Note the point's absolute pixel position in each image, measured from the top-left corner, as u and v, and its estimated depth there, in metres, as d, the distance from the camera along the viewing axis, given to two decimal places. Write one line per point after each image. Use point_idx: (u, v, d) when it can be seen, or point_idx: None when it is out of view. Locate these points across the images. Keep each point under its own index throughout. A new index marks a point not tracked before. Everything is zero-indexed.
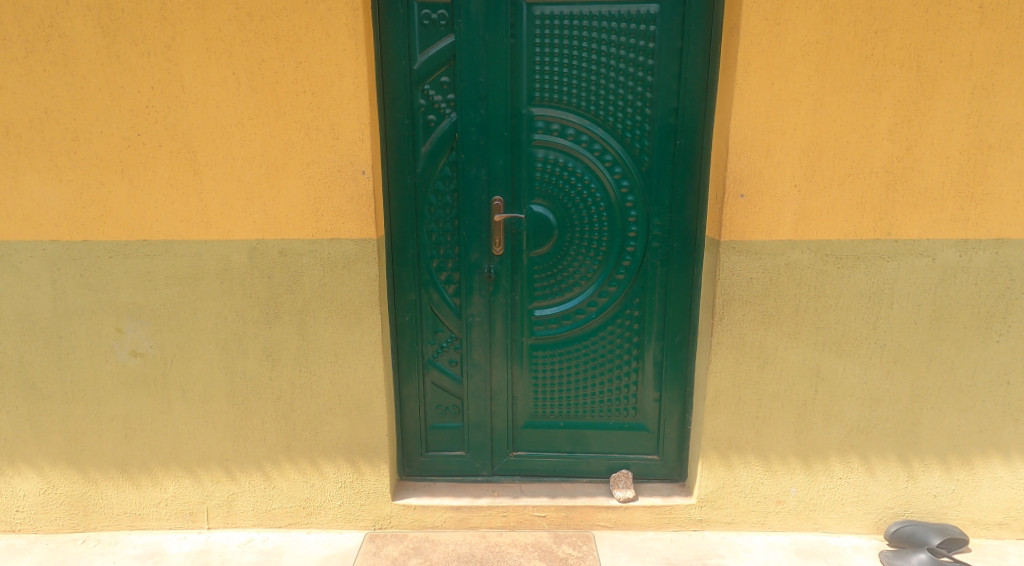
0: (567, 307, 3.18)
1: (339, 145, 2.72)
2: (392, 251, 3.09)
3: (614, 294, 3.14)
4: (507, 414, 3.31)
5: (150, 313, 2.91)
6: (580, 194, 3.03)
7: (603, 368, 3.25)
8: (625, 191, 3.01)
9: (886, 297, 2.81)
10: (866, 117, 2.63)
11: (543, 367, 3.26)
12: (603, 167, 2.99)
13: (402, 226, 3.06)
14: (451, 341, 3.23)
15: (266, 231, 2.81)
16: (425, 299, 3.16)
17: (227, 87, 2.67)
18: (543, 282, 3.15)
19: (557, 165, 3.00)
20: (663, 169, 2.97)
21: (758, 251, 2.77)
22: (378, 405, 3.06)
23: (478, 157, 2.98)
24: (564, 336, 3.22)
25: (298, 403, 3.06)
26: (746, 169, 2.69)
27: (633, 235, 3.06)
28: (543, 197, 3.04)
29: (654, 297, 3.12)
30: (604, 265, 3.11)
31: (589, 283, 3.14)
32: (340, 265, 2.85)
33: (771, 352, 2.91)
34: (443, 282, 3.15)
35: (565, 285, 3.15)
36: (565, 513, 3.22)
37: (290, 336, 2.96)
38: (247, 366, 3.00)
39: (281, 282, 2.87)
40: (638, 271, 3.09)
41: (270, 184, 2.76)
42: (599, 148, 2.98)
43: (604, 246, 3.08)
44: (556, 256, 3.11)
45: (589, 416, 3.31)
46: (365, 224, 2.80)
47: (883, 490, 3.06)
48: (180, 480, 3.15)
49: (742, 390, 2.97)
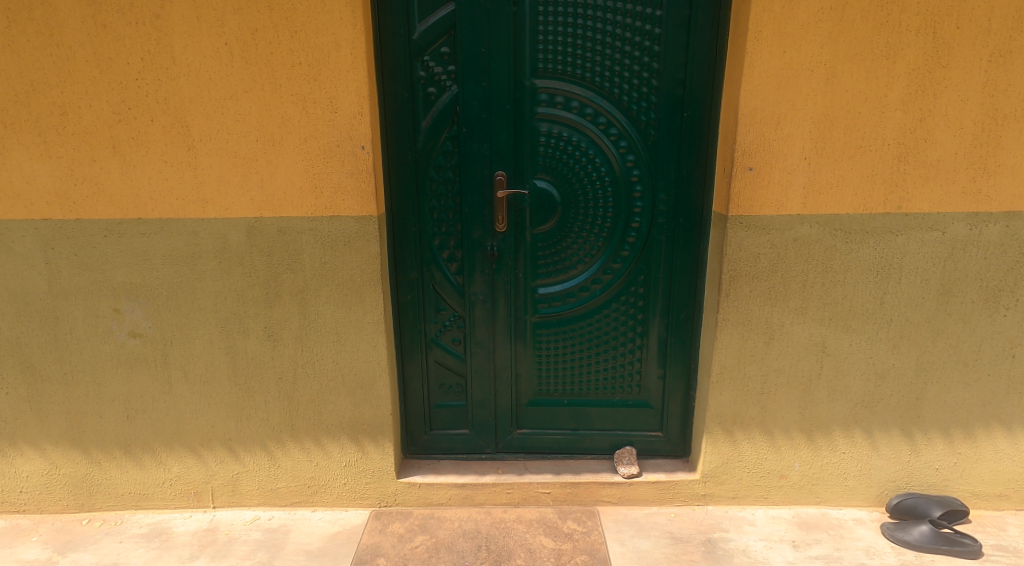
0: (570, 285, 3.15)
1: (337, 119, 2.64)
2: (393, 229, 3.04)
3: (618, 271, 3.11)
4: (511, 392, 3.33)
5: (147, 293, 2.86)
6: (584, 169, 2.97)
7: (607, 345, 3.24)
8: (631, 165, 2.95)
9: (895, 271, 2.77)
10: (880, 86, 2.56)
11: (547, 345, 3.26)
12: (608, 142, 2.93)
13: (403, 203, 3.01)
14: (454, 320, 3.22)
15: (264, 209, 2.74)
16: (427, 277, 3.14)
17: (220, 59, 2.58)
18: (546, 260, 3.12)
19: (561, 139, 2.94)
20: (669, 143, 2.90)
21: (766, 226, 2.72)
22: (381, 385, 3.05)
23: (479, 131, 2.91)
24: (567, 314, 3.20)
25: (301, 383, 3.03)
26: (755, 142, 2.62)
27: (637, 212, 3.01)
28: (546, 173, 2.98)
29: (659, 274, 3.09)
30: (608, 242, 3.06)
31: (593, 260, 3.11)
32: (340, 243, 2.80)
33: (777, 328, 2.88)
34: (445, 261, 3.12)
35: (568, 263, 3.12)
36: (570, 489, 3.23)
37: (291, 315, 2.92)
38: (249, 346, 2.96)
39: (280, 261, 2.82)
40: (643, 247, 3.06)
41: (267, 160, 2.68)
42: (604, 121, 2.91)
43: (609, 224, 3.03)
44: (560, 233, 3.06)
45: (593, 393, 3.32)
46: (366, 201, 2.74)
47: (886, 464, 3.07)
48: (184, 460, 3.14)
49: (748, 366, 2.95)
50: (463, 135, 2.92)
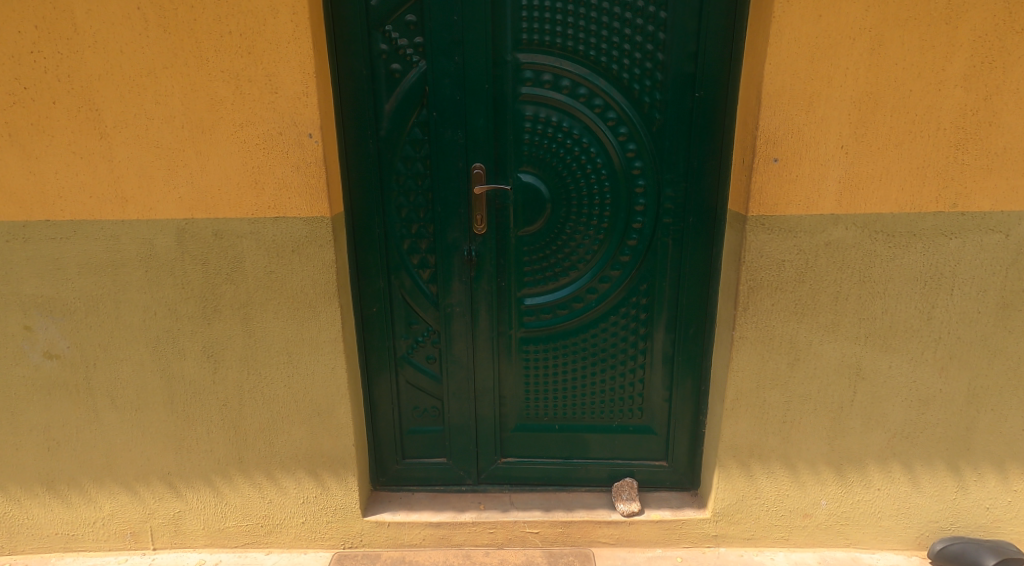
0: (561, 295, 2.73)
1: (278, 101, 2.20)
2: (354, 231, 2.61)
3: (616, 278, 2.68)
4: (495, 417, 2.90)
5: (63, 308, 2.44)
6: (576, 161, 2.53)
7: (604, 363, 2.81)
8: (632, 155, 2.51)
9: (946, 281, 2.33)
10: (937, 58, 2.11)
11: (535, 362, 2.83)
12: (604, 128, 2.49)
13: (365, 200, 2.57)
14: (428, 334, 2.80)
15: (195, 209, 2.31)
16: (396, 286, 2.71)
17: (133, 28, 2.15)
18: (533, 266, 2.68)
19: (550, 125, 2.49)
20: (677, 129, 2.46)
21: (792, 228, 2.29)
22: (342, 411, 2.63)
23: (452, 115, 2.47)
24: (558, 327, 2.78)
25: (248, 410, 2.61)
26: (781, 127, 2.18)
27: (639, 210, 2.57)
28: (531, 165, 2.54)
29: (664, 283, 2.66)
30: (606, 245, 2.64)
31: (587, 266, 2.68)
32: (288, 249, 2.37)
33: (803, 347, 2.45)
34: (415, 267, 2.69)
35: (559, 270, 2.69)
36: (561, 529, 2.81)
37: (233, 332, 2.49)
38: (185, 369, 2.54)
39: (218, 269, 2.39)
40: (646, 251, 2.62)
41: (196, 150, 2.25)
42: (600, 103, 2.47)
43: (607, 224, 2.60)
44: (549, 235, 2.63)
45: (588, 417, 2.90)
46: (316, 199, 2.31)
47: (928, 503, 2.63)
48: (117, 497, 2.72)
49: (768, 391, 2.52)
50: (435, 119, 2.48)
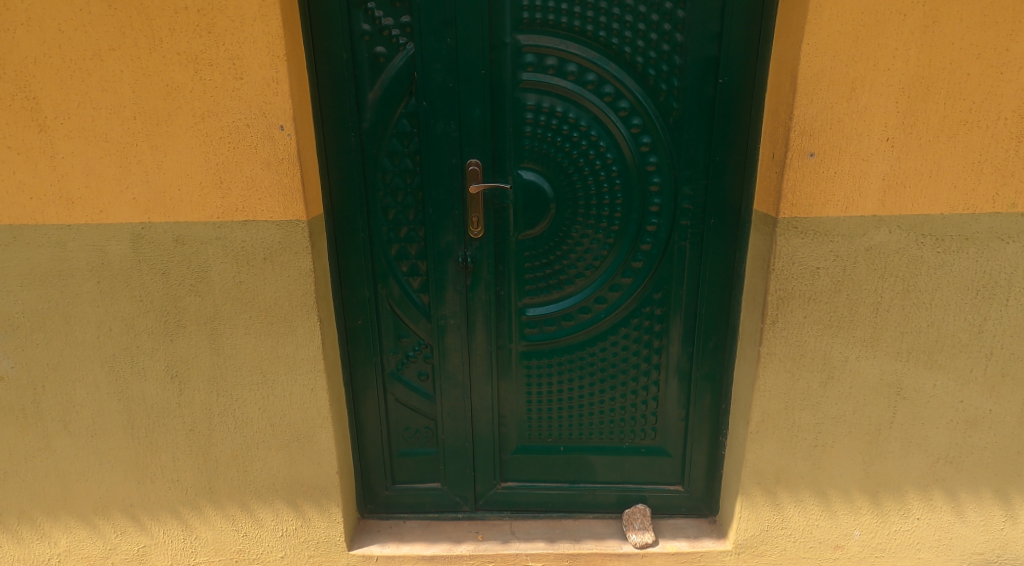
0: (567, 305, 2.46)
1: (244, 88, 1.93)
2: (336, 234, 2.34)
3: (628, 287, 2.42)
4: (493, 438, 2.64)
5: (6, 324, 2.16)
6: (584, 156, 2.27)
7: (614, 379, 2.55)
8: (646, 149, 2.24)
9: (1000, 291, 2.08)
10: (997, 38, 1.85)
11: (538, 378, 2.57)
12: (615, 118, 2.22)
13: (348, 200, 2.30)
14: (420, 348, 2.53)
15: (152, 212, 2.04)
16: (383, 295, 2.44)
17: (74, 4, 1.87)
18: (535, 273, 2.42)
19: (555, 116, 2.23)
20: (697, 120, 2.19)
21: (829, 232, 2.03)
22: (324, 436, 2.36)
23: (444, 105, 2.20)
24: (563, 340, 2.51)
25: (219, 435, 2.34)
26: (819, 117, 1.92)
27: (654, 211, 2.31)
28: (533, 160, 2.27)
29: (680, 292, 2.40)
30: (616, 250, 2.37)
31: (595, 274, 2.42)
32: (259, 256, 2.10)
33: (838, 364, 2.19)
34: (405, 275, 2.42)
35: (564, 277, 2.43)
36: (567, 562, 2.55)
37: (200, 350, 2.22)
38: (147, 390, 2.26)
39: (180, 280, 2.12)
40: (661, 255, 2.36)
41: (151, 145, 1.97)
42: (610, 91, 2.20)
43: (618, 227, 2.34)
44: (553, 238, 2.37)
45: (596, 438, 2.64)
46: (289, 200, 2.03)
47: (973, 533, 2.38)
48: (73, 531, 2.44)
49: (798, 413, 2.27)
50: (424, 110, 2.21)
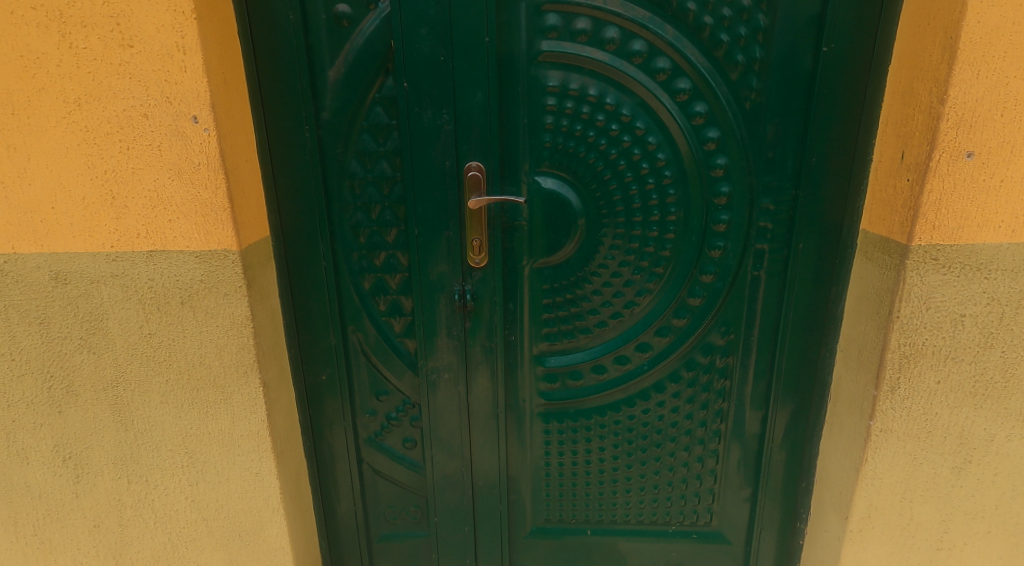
0: (597, 354, 1.87)
1: (138, 62, 1.33)
2: (289, 263, 1.74)
3: (679, 331, 1.82)
4: (501, 519, 2.04)
5: None
6: (624, 157, 1.66)
7: (659, 448, 1.96)
8: (712, 146, 1.63)
9: None
10: None
11: (559, 445, 1.98)
12: (670, 103, 1.61)
13: (304, 217, 1.70)
14: (405, 409, 1.94)
15: (19, 239, 1.45)
16: (354, 341, 1.85)
17: None
18: (555, 313, 1.83)
19: (586, 100, 1.62)
20: (786, 105, 1.57)
21: (982, 264, 1.43)
22: (274, 534, 1.74)
23: (433, 87, 1.59)
24: (593, 397, 1.92)
25: (133, 532, 1.73)
26: (981, 103, 1.34)
27: (718, 231, 1.70)
28: (555, 163, 1.67)
29: (750, 337, 1.80)
30: (664, 283, 1.77)
31: (636, 314, 1.82)
32: (174, 301, 1.50)
33: (980, 445, 1.57)
34: (383, 315, 1.84)
35: (595, 317, 1.83)
36: None
37: (101, 423, 1.62)
38: (32, 476, 1.66)
39: (67, 331, 1.53)
40: (726, 290, 1.76)
41: (11, 145, 1.38)
42: (665, 66, 1.58)
43: (668, 253, 1.74)
44: (582, 267, 1.77)
45: (633, 520, 2.04)
46: (211, 224, 1.43)
47: None
48: None
49: (918, 507, 1.64)
50: (406, 94, 1.60)
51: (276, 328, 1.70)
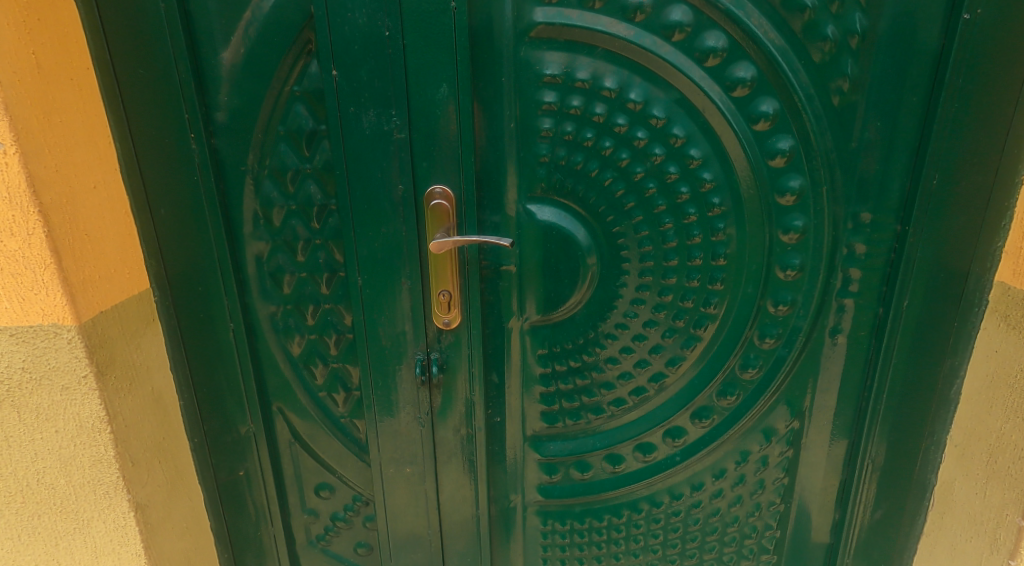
0: (611, 440, 1.40)
1: None
2: (184, 324, 1.25)
3: (725, 411, 1.34)
4: None
5: None
6: (654, 177, 1.16)
7: (693, 558, 1.48)
8: (783, 163, 1.13)
9: None
10: None
11: (561, 553, 1.49)
12: (723, 101, 1.11)
13: (200, 263, 1.21)
14: (355, 508, 1.46)
15: None
16: (283, 423, 1.39)
17: None
18: (556, 387, 1.36)
19: (600, 96, 1.12)
20: (895, 103, 1.08)
21: None
22: None
23: (376, 77, 1.09)
24: (607, 494, 1.44)
25: None
26: None
27: (784, 281, 1.21)
28: (555, 186, 1.18)
29: (820, 419, 1.32)
30: (706, 350, 1.29)
31: (666, 389, 1.34)
32: None
33: None
34: (321, 390, 1.36)
35: (610, 393, 1.36)
36: None
37: None
38: None
39: None
40: (793, 358, 1.27)
41: None
42: (718, 45, 1.08)
43: (714, 309, 1.25)
44: (593, 328, 1.30)
45: None
46: (27, 289, 0.97)
47: None
48: None
49: None
50: (335, 86, 1.09)
51: (165, 419, 1.23)
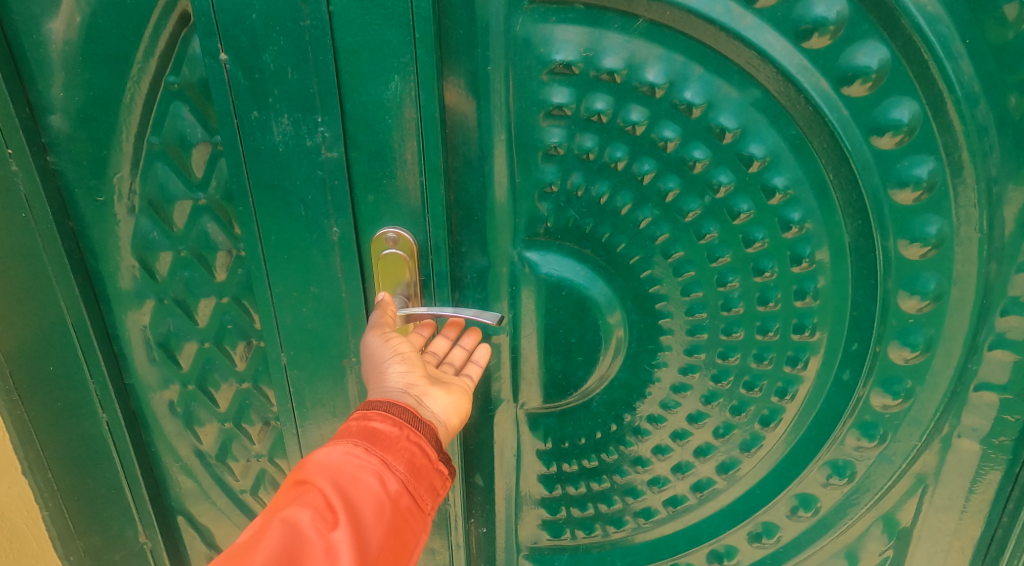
0: (637, 557, 1.03)
1: None
2: (33, 416, 0.88)
3: (798, 528, 0.98)
4: None
5: None
6: (715, 216, 0.80)
7: None
8: (918, 198, 0.75)
9: None
10: None
11: None
12: (832, 103, 0.74)
13: (46, 332, 0.84)
14: None
15: None
16: (192, 533, 1.03)
17: None
18: (563, 491, 0.99)
19: (637, 96, 0.76)
20: None
21: None
22: None
23: (289, 65, 0.70)
24: None
25: None
26: None
27: (896, 365, 0.84)
28: (566, 228, 0.83)
29: (931, 546, 0.95)
30: (774, 453, 0.93)
31: (714, 500, 0.98)
32: None
33: None
34: (245, 488, 0.98)
35: (638, 501, 0.99)
36: None
37: None
38: None
39: None
40: (900, 467, 0.90)
41: None
42: (831, 12, 0.70)
43: (789, 402, 0.88)
44: (617, 417, 0.92)
45: None
46: None
47: None
48: None
49: None
50: (227, 79, 0.70)
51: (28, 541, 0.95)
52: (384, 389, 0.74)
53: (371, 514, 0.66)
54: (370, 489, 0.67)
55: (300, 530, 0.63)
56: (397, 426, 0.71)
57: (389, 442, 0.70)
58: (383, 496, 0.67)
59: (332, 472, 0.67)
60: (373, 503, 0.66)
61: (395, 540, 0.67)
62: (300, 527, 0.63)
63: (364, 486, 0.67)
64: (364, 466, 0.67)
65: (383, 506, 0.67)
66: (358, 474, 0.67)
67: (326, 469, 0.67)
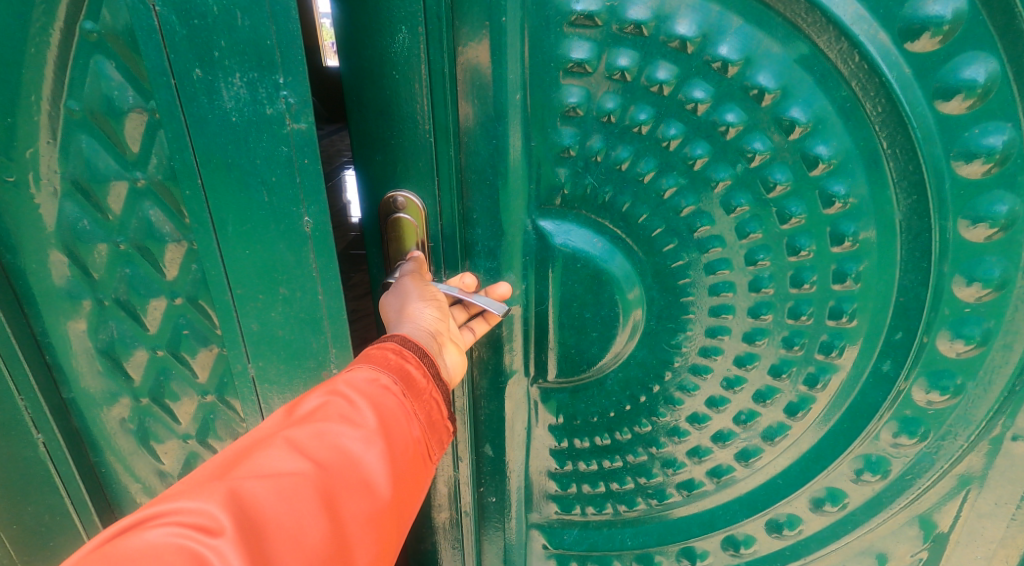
0: (648, 539, 0.86)
1: None
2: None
3: (821, 523, 0.79)
4: None
5: None
6: (747, 188, 0.65)
7: None
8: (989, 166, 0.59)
9: None
10: None
11: None
12: (890, 50, 0.57)
13: None
14: None
15: None
16: None
17: None
18: (573, 468, 0.84)
19: (666, 46, 0.61)
20: None
21: None
22: None
23: (238, 7, 0.54)
24: None
25: None
26: None
27: (944, 359, 0.67)
28: (584, 198, 0.68)
29: None
30: (800, 445, 0.75)
31: (733, 487, 0.80)
32: None
33: None
34: None
35: (649, 485, 0.83)
36: None
37: None
38: None
39: None
40: (940, 468, 0.72)
41: None
42: None
43: (819, 393, 0.72)
44: (630, 388, 0.76)
45: None
46: None
47: None
48: None
49: None
50: (158, 25, 0.55)
51: None
52: (415, 324, 0.61)
53: (398, 453, 0.54)
54: (404, 431, 0.55)
55: (330, 456, 0.51)
56: (428, 377, 0.58)
57: (422, 391, 0.57)
58: (412, 441, 0.56)
59: (367, 396, 0.54)
60: (402, 441, 0.55)
61: (415, 487, 0.56)
62: (330, 452, 0.51)
63: (395, 424, 0.55)
64: (401, 406, 0.56)
65: (412, 450, 0.56)
66: (394, 412, 0.55)
67: (360, 394, 0.54)
